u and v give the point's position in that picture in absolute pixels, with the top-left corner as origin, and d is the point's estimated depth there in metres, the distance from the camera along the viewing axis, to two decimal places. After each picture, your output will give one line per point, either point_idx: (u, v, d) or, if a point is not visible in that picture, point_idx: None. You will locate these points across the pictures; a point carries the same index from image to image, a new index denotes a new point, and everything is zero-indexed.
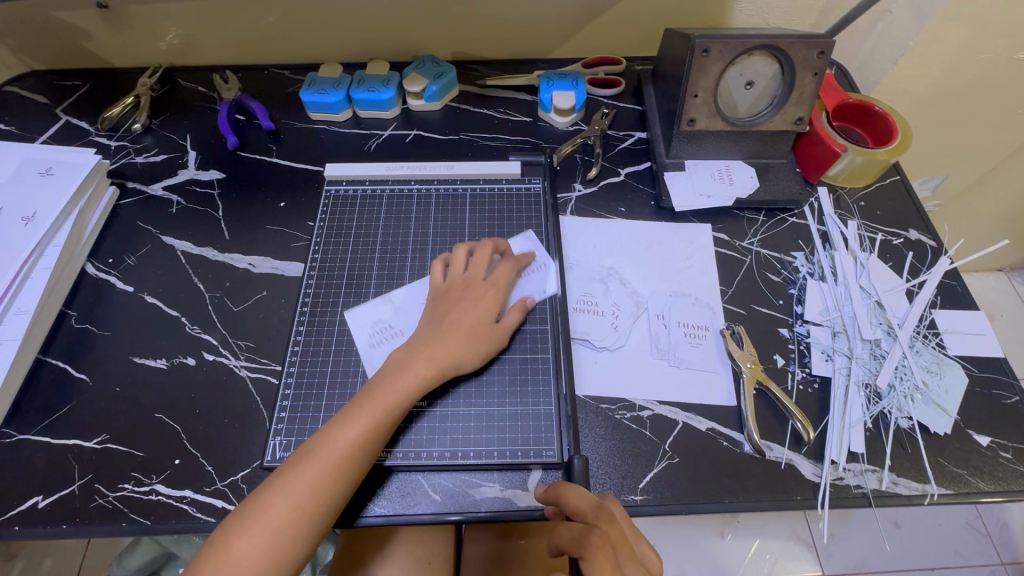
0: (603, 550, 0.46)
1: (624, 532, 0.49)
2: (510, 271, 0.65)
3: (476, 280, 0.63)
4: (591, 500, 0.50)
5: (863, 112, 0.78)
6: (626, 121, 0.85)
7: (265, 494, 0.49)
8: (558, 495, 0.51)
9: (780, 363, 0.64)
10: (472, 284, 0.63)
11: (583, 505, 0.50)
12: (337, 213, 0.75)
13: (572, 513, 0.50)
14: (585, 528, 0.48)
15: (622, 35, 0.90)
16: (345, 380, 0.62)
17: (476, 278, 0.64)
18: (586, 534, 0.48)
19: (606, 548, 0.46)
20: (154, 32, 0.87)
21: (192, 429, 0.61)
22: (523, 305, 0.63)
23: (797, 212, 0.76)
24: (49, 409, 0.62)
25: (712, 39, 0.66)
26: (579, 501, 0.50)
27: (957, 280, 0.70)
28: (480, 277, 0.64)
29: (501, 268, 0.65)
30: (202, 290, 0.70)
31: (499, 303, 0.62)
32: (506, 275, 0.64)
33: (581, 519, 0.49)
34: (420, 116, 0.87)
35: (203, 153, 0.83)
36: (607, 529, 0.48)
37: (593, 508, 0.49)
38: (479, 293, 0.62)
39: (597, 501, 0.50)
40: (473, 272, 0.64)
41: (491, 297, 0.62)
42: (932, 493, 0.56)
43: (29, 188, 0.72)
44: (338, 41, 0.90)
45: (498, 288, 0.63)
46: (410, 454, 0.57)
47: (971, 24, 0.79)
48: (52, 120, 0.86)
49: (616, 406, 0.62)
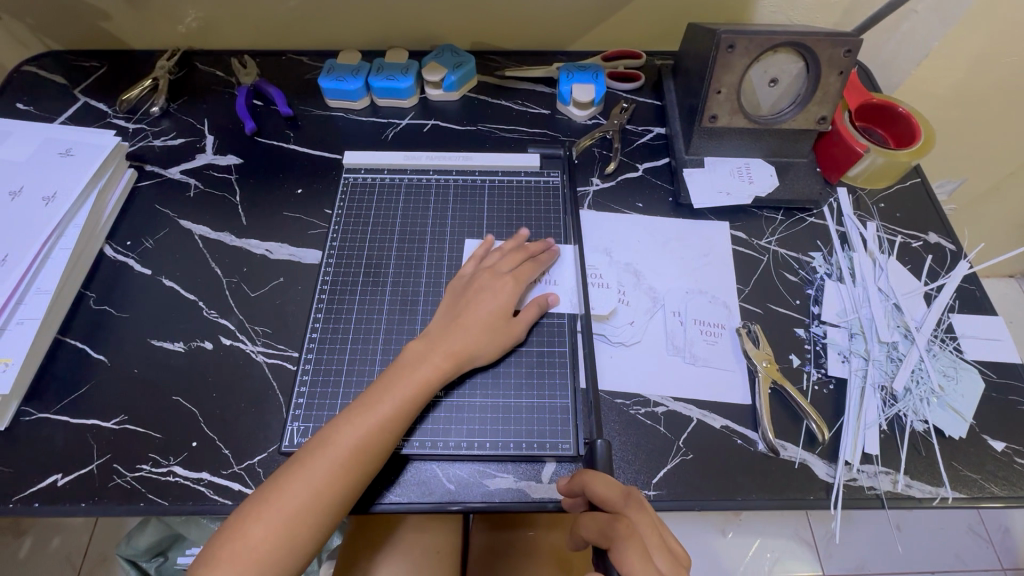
0: (632, 539, 0.46)
1: (652, 519, 0.49)
2: (539, 308, 0.64)
3: (497, 274, 0.65)
4: (618, 488, 0.50)
5: (886, 113, 0.77)
6: (644, 116, 0.85)
7: (282, 480, 0.50)
8: (583, 484, 0.50)
9: (796, 363, 0.64)
10: (486, 278, 0.64)
11: (611, 494, 0.49)
12: (355, 201, 0.75)
13: (599, 502, 0.49)
14: (610, 517, 0.48)
15: (642, 29, 0.90)
16: (363, 367, 0.62)
17: (494, 271, 0.65)
18: (612, 522, 0.47)
19: (634, 536, 0.46)
20: (173, 15, 0.87)
21: (209, 413, 0.61)
22: (542, 302, 0.64)
23: (816, 212, 0.76)
24: (68, 388, 0.62)
25: (737, 35, 0.65)
26: (605, 489, 0.49)
27: (976, 285, 0.70)
28: (502, 269, 0.65)
29: (523, 267, 0.66)
30: (219, 275, 0.71)
31: (517, 292, 0.64)
32: (516, 266, 0.66)
33: (607, 507, 0.49)
34: (438, 105, 0.86)
35: (221, 137, 0.83)
36: (636, 518, 0.48)
37: (621, 496, 0.49)
38: (500, 286, 0.63)
39: (624, 490, 0.50)
40: (497, 266, 0.65)
41: (510, 293, 0.63)
42: (945, 496, 0.57)
43: (48, 168, 0.72)
44: (356, 28, 0.90)
45: (518, 280, 0.64)
46: (425, 443, 0.57)
47: (998, 26, 0.78)
48: (70, 100, 0.86)
49: (630, 401, 0.62)
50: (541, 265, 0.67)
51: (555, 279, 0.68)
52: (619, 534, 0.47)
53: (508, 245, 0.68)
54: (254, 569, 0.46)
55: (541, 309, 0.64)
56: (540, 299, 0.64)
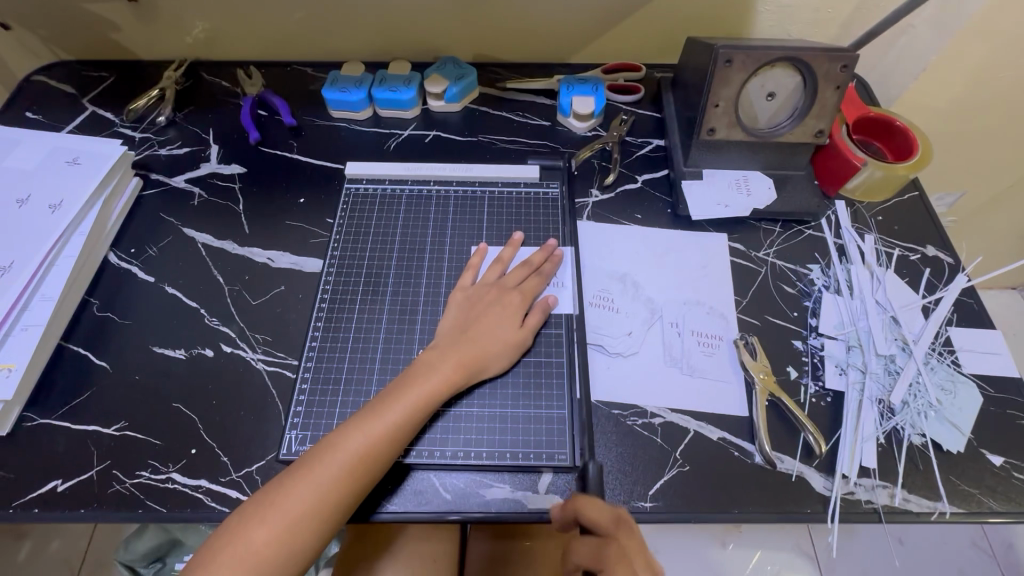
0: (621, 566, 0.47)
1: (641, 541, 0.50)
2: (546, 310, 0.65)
3: (505, 287, 0.66)
4: (610, 513, 0.50)
5: (884, 127, 0.78)
6: (644, 128, 0.86)
7: (285, 485, 0.50)
8: (576, 510, 0.50)
9: (793, 375, 0.64)
10: (492, 291, 0.65)
11: (602, 518, 0.49)
12: (356, 211, 0.76)
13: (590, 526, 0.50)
14: (600, 542, 0.49)
15: (642, 42, 0.91)
16: (362, 376, 0.63)
17: (504, 286, 0.66)
18: (603, 547, 0.48)
19: (624, 562, 0.47)
20: (180, 26, 0.88)
21: (209, 420, 0.61)
22: (545, 305, 0.65)
23: (814, 225, 0.76)
24: (70, 394, 0.63)
25: (735, 50, 0.66)
26: (597, 515, 0.49)
27: (974, 298, 0.70)
28: (509, 285, 0.66)
29: (524, 275, 0.67)
30: (221, 283, 0.71)
31: (523, 307, 0.64)
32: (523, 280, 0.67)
33: (597, 531, 0.49)
34: (439, 116, 0.87)
35: (225, 147, 0.84)
36: (626, 543, 0.49)
37: (612, 520, 0.49)
38: (509, 302, 0.64)
39: (615, 514, 0.50)
40: (505, 282, 0.66)
41: (518, 305, 0.64)
42: (943, 511, 0.57)
43: (55, 176, 0.73)
44: (360, 40, 0.91)
45: (524, 295, 0.65)
46: (424, 452, 0.58)
47: (995, 41, 0.79)
48: (78, 110, 0.88)
49: (627, 412, 0.62)
50: (545, 276, 0.68)
51: (560, 283, 0.69)
52: (609, 558, 0.48)
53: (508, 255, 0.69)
54: (253, 573, 0.47)
55: (544, 313, 0.65)
56: (542, 301, 0.65)
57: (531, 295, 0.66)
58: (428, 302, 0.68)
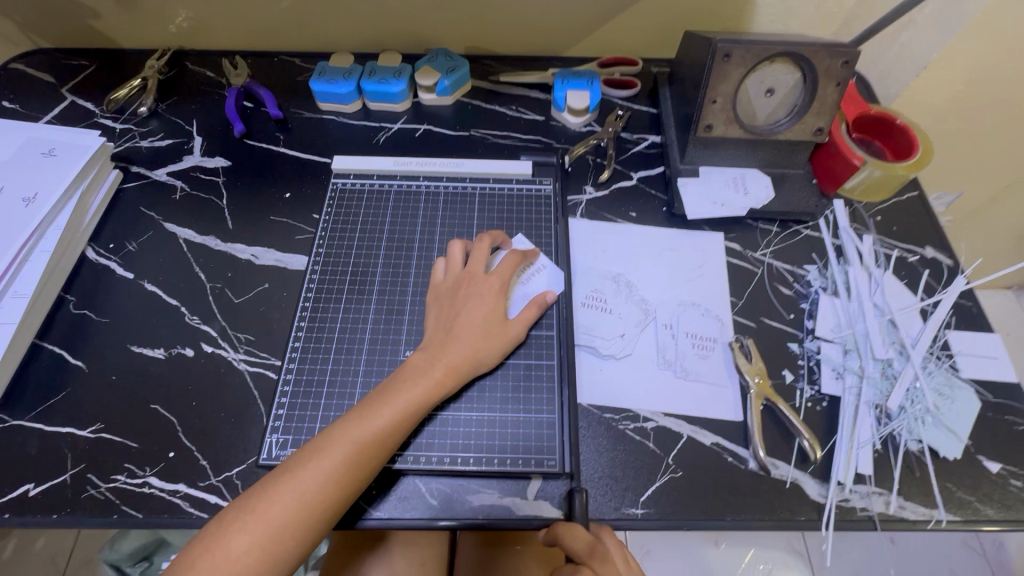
0: None
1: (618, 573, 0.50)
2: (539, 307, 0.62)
3: (478, 276, 0.62)
4: (586, 539, 0.50)
5: (884, 125, 0.76)
6: (639, 124, 0.84)
7: (267, 491, 0.48)
8: (554, 536, 0.51)
9: (788, 379, 0.63)
10: (475, 280, 0.62)
11: (580, 545, 0.49)
12: (343, 207, 0.74)
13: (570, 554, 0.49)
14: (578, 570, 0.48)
15: (639, 35, 0.89)
16: (345, 379, 0.61)
17: (477, 274, 0.62)
18: None
19: None
20: (163, 14, 0.86)
21: (188, 422, 0.60)
22: (541, 301, 0.63)
23: (811, 225, 0.75)
24: (43, 395, 0.61)
25: (734, 44, 0.64)
26: (573, 539, 0.49)
27: (973, 301, 0.69)
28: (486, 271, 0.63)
29: (506, 261, 0.64)
30: (202, 280, 0.69)
31: (502, 294, 0.62)
32: (510, 269, 0.63)
33: (577, 560, 0.49)
34: (430, 110, 0.85)
35: (210, 139, 0.81)
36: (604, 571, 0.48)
37: (589, 547, 0.49)
38: (485, 289, 0.61)
39: (592, 541, 0.50)
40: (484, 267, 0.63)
41: (497, 291, 0.61)
42: (939, 519, 0.55)
43: (30, 168, 0.70)
44: (349, 30, 0.88)
45: (506, 284, 0.62)
46: (411, 458, 0.56)
47: (998, 38, 0.77)
48: (57, 100, 0.85)
49: (618, 416, 0.60)
50: (524, 259, 0.66)
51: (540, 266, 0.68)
52: None
53: (484, 245, 0.64)
54: None
55: (539, 308, 0.63)
56: (540, 298, 0.63)
57: (509, 278, 0.63)
58: (417, 301, 0.66)
